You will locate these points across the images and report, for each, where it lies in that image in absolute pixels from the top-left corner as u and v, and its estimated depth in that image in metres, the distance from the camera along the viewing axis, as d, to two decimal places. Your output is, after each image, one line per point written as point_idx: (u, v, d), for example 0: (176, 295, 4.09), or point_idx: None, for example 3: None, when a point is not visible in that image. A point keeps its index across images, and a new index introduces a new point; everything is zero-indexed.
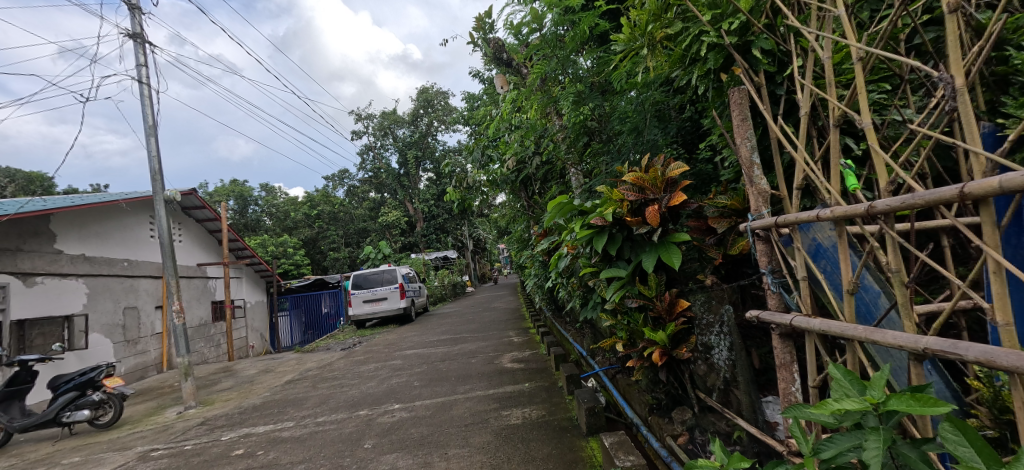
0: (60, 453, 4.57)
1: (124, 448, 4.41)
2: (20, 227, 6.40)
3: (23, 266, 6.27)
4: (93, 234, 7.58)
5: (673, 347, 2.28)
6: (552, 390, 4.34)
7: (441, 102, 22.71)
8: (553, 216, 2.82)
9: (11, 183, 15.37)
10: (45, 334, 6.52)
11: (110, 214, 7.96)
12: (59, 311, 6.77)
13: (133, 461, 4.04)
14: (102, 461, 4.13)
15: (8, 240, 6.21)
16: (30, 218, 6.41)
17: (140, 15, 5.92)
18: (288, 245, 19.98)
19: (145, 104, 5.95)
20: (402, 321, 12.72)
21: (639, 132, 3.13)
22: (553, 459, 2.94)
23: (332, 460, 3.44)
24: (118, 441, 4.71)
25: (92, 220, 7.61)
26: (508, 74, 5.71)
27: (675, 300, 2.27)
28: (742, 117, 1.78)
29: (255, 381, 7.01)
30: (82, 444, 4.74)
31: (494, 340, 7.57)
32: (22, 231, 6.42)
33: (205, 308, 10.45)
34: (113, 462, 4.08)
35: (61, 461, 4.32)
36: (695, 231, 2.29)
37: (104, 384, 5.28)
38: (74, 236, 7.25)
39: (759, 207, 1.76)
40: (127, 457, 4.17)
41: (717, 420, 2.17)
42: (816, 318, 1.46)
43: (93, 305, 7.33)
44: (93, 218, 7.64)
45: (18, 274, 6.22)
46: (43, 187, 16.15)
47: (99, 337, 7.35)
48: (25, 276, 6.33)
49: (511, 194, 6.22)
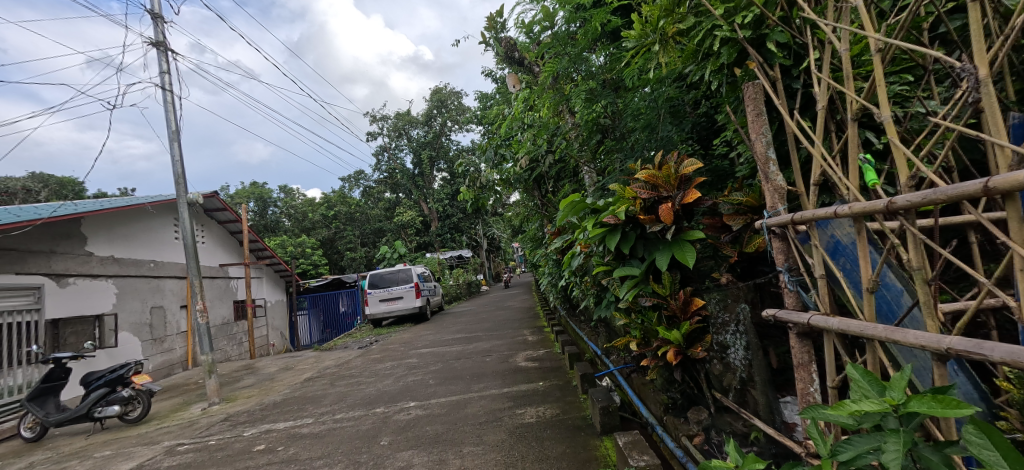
0: (92, 447, 4.73)
1: (152, 443, 4.55)
2: (52, 230, 6.58)
3: (55, 267, 6.49)
4: (120, 236, 7.79)
5: (687, 346, 2.26)
6: (566, 389, 4.31)
7: (454, 103, 22.91)
8: (564, 215, 2.80)
9: (45, 188, 16.07)
10: (78, 332, 6.78)
11: (136, 217, 8.18)
12: (91, 310, 6.99)
13: (161, 455, 4.16)
14: (132, 455, 4.26)
15: (41, 242, 6.42)
16: (63, 220, 6.61)
17: (163, 23, 6.08)
18: (306, 246, 20.22)
19: (168, 110, 6.12)
20: (417, 320, 12.83)
21: (652, 128, 3.07)
22: (567, 458, 2.93)
23: (349, 456, 3.49)
24: (146, 435, 4.85)
25: (120, 223, 7.82)
26: (520, 72, 5.69)
27: (689, 298, 2.26)
28: (757, 113, 1.74)
29: (275, 378, 7.13)
30: (113, 438, 4.90)
31: (507, 338, 7.59)
32: (55, 234, 6.62)
33: (227, 308, 10.69)
34: (142, 455, 4.21)
35: (93, 454, 4.47)
36: (710, 228, 2.26)
37: (133, 381, 5.44)
38: (104, 238, 7.46)
39: (774, 203, 1.71)
40: (154, 451, 4.30)
41: (733, 420, 2.14)
42: (834, 317, 1.42)
43: (121, 305, 7.55)
44: (121, 221, 7.85)
45: (51, 275, 6.43)
46: (75, 191, 16.86)
47: (129, 336, 7.59)
48: (58, 276, 6.55)
49: (523, 193, 6.20)
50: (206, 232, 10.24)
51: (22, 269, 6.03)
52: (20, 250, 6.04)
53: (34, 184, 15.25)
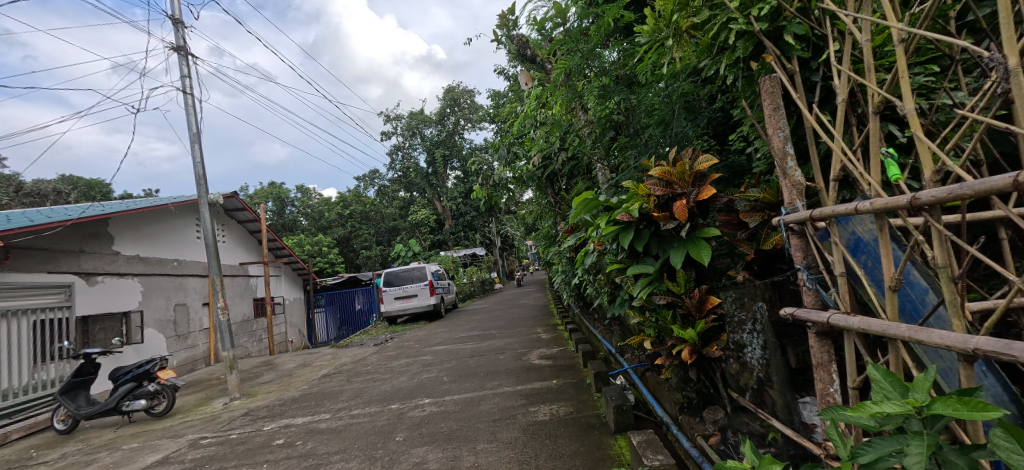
0: (120, 439, 4.86)
1: (177, 436, 4.66)
2: (82, 230, 6.77)
3: (85, 267, 6.67)
4: (146, 236, 7.99)
5: (702, 345, 2.22)
6: (580, 387, 4.30)
7: (467, 101, 22.95)
8: (577, 212, 2.76)
9: (74, 190, 16.57)
10: (106, 328, 6.99)
11: (160, 218, 8.38)
12: (118, 308, 7.18)
13: (185, 448, 4.26)
14: (157, 447, 4.37)
15: (72, 242, 6.60)
16: (92, 221, 6.79)
17: (183, 28, 6.20)
18: (322, 244, 20.36)
19: (189, 113, 6.25)
20: (431, 317, 12.92)
21: (667, 124, 3.04)
22: (580, 456, 2.92)
23: (365, 452, 3.52)
24: (170, 429, 4.97)
25: (145, 223, 8.02)
26: (532, 70, 5.67)
27: (705, 296, 2.21)
28: (774, 107, 1.71)
29: (293, 375, 7.24)
30: (139, 431, 5.03)
31: (521, 336, 7.59)
32: (84, 234, 6.80)
33: (248, 305, 10.89)
34: (167, 448, 4.31)
35: (121, 446, 4.60)
36: (725, 225, 2.22)
37: (158, 376, 5.55)
38: (130, 237, 7.66)
39: (792, 200, 1.67)
40: (179, 444, 4.40)
41: (750, 420, 2.10)
42: (854, 316, 1.38)
43: (147, 303, 7.74)
44: (146, 221, 8.04)
45: (80, 274, 6.62)
46: (102, 193, 17.35)
47: (154, 332, 7.79)
48: (87, 275, 6.73)
49: (536, 191, 6.19)
50: (226, 231, 10.44)
51: (54, 268, 6.21)
52: (52, 250, 6.23)
53: (64, 186, 15.75)
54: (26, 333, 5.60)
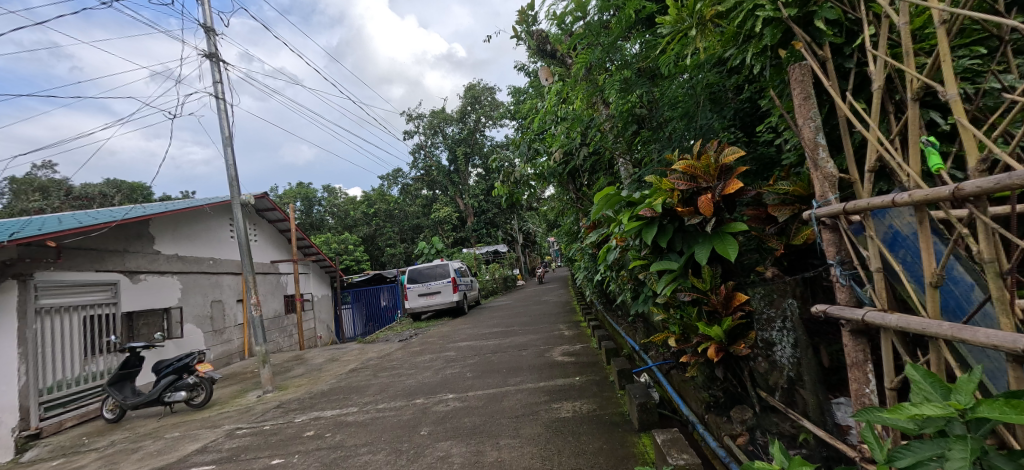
0: (163, 428, 5.08)
1: (214, 426, 4.84)
2: (126, 230, 7.04)
3: (129, 265, 6.93)
4: (184, 236, 8.29)
5: (729, 343, 2.16)
6: (604, 384, 4.26)
7: (488, 99, 22.98)
8: (599, 208, 2.73)
9: (117, 193, 17.36)
10: (149, 323, 7.25)
11: (197, 218, 8.69)
12: (160, 304, 7.48)
13: (222, 438, 4.41)
14: (197, 436, 4.55)
15: (117, 242, 6.87)
16: (135, 222, 7.07)
17: (215, 35, 6.38)
18: (348, 243, 20.65)
19: (221, 117, 6.44)
20: (455, 313, 13.03)
21: (691, 117, 2.97)
22: (603, 454, 2.89)
23: (391, 445, 3.57)
24: (208, 419, 5.16)
25: (184, 223, 8.33)
26: (552, 65, 5.62)
27: (731, 293, 2.16)
28: (805, 96, 1.64)
29: (322, 369, 7.41)
30: (180, 421, 5.25)
31: (544, 333, 7.57)
32: (127, 235, 7.06)
33: (279, 302, 11.20)
34: (205, 437, 4.48)
35: (164, 434, 4.81)
36: (753, 220, 2.13)
37: (197, 369, 5.77)
38: (169, 237, 7.96)
39: (824, 192, 1.60)
40: (216, 434, 4.57)
41: (780, 420, 2.04)
42: (891, 314, 1.32)
43: (185, 299, 8.04)
44: (184, 221, 8.34)
45: (125, 272, 6.89)
46: (144, 196, 18.16)
47: (193, 327, 8.10)
48: (131, 273, 7.00)
49: (558, 187, 6.15)
50: (258, 231, 10.75)
51: (101, 266, 6.49)
52: (99, 250, 6.50)
53: (108, 189, 16.52)
54: (76, 327, 5.91)
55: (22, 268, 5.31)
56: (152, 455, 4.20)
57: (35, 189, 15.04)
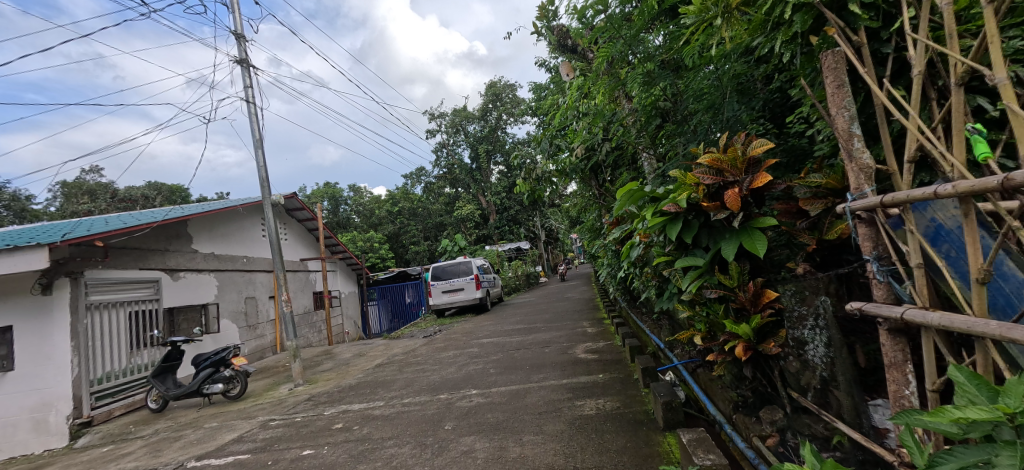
0: (203, 418, 5.28)
1: (250, 417, 5.00)
2: (166, 231, 7.30)
3: (170, 263, 7.21)
4: (220, 235, 8.58)
5: (758, 341, 2.12)
6: (628, 382, 4.21)
7: (509, 96, 22.96)
8: (621, 204, 2.68)
9: (158, 195, 18.11)
10: (189, 319, 7.62)
11: (232, 218, 8.98)
12: (199, 300, 7.76)
13: (257, 428, 4.55)
14: (234, 427, 4.71)
15: (158, 242, 7.13)
16: (175, 222, 7.33)
17: (246, 41, 6.57)
18: (374, 241, 20.99)
19: (252, 120, 6.63)
20: (478, 310, 13.10)
21: (717, 109, 2.89)
22: (627, 453, 2.85)
23: (416, 438, 3.61)
24: (244, 410, 5.34)
25: (220, 223, 8.62)
26: (573, 60, 5.56)
27: (760, 290, 2.10)
28: (838, 85, 1.56)
29: (350, 364, 7.56)
30: (218, 412, 5.44)
31: (567, 330, 7.54)
32: (168, 234, 7.33)
33: (308, 298, 11.46)
34: (241, 428, 4.63)
35: (204, 424, 5.00)
36: (784, 214, 2.08)
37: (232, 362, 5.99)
38: (207, 237, 8.24)
39: (860, 185, 1.53)
40: (252, 424, 4.71)
41: (813, 421, 1.94)
42: (933, 312, 1.25)
43: (222, 296, 8.32)
44: (221, 221, 8.64)
45: (167, 270, 7.15)
46: (183, 198, 18.94)
47: (229, 323, 8.39)
48: (172, 271, 7.27)
49: (580, 183, 6.10)
50: (288, 230, 11.03)
51: (145, 264, 6.76)
52: (142, 249, 6.74)
53: (150, 191, 17.27)
54: (122, 322, 6.18)
55: (73, 267, 5.55)
56: (192, 443, 4.37)
57: (85, 192, 16.08)
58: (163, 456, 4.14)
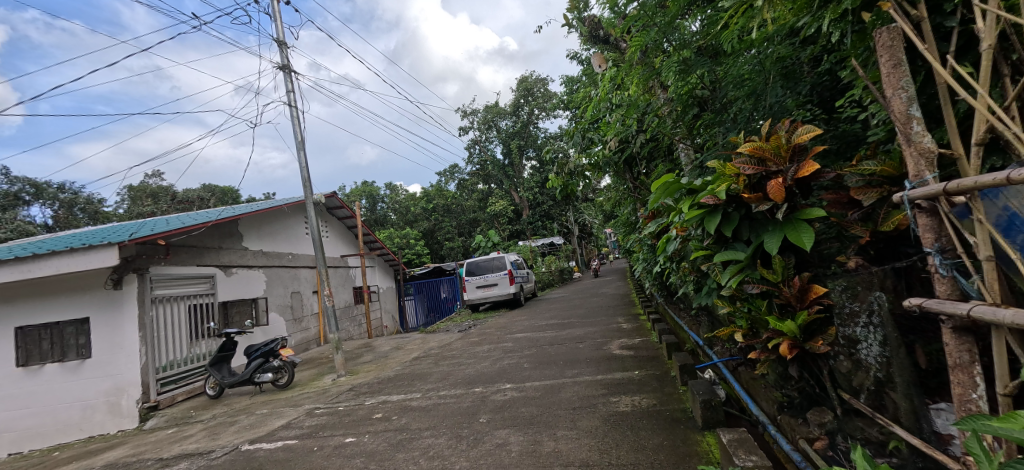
0: (254, 404, 5.54)
1: (297, 405, 5.21)
2: (220, 229, 7.66)
3: (224, 260, 7.57)
4: (267, 233, 8.95)
5: (805, 339, 2.01)
6: (664, 379, 4.10)
7: (541, 90, 22.81)
8: (657, 197, 2.60)
9: (210, 196, 19.11)
10: (241, 311, 7.94)
11: (278, 217, 9.35)
12: (250, 294, 8.12)
13: (303, 416, 4.74)
14: (282, 414, 4.91)
15: (213, 240, 7.48)
16: (228, 222, 7.68)
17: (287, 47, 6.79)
18: (410, 237, 21.37)
19: (294, 123, 6.86)
20: (512, 305, 13.14)
21: (759, 96, 2.75)
22: (663, 451, 2.78)
23: (452, 430, 3.65)
24: (292, 399, 5.57)
25: (267, 221, 8.99)
26: (606, 51, 5.45)
27: (807, 285, 1.98)
28: (893, 65, 1.46)
29: (389, 356, 7.74)
30: (268, 399, 5.70)
31: (602, 325, 7.44)
32: (222, 233, 7.68)
33: (348, 293, 11.81)
34: (289, 415, 4.83)
35: (256, 410, 5.25)
36: (833, 205, 1.96)
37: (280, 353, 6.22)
38: (256, 235, 8.60)
39: (920, 172, 1.41)
40: (298, 412, 4.91)
41: (865, 425, 1.84)
42: (1005, 309, 1.14)
43: (270, 290, 8.68)
44: (268, 220, 9.01)
45: (220, 266, 7.50)
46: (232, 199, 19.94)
47: (277, 316, 8.75)
48: (226, 267, 7.64)
49: (614, 177, 5.99)
50: (328, 227, 11.38)
51: (201, 261, 7.08)
52: (200, 247, 7.08)
53: (204, 193, 18.26)
54: (184, 313, 6.66)
55: (140, 264, 5.98)
56: (245, 428, 4.60)
57: (149, 195, 17.00)
58: (219, 439, 4.38)
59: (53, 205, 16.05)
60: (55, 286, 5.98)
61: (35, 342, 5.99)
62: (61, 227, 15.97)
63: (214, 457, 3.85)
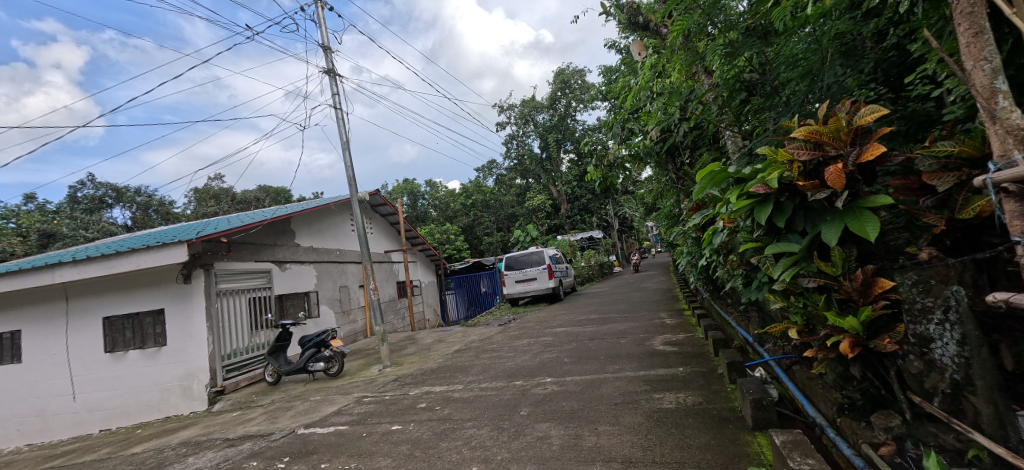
0: (308, 391, 5.80)
1: (346, 393, 5.41)
2: (274, 227, 8.00)
3: (278, 255, 7.92)
4: (317, 230, 9.30)
5: (869, 337, 1.86)
6: (711, 377, 3.96)
7: (578, 82, 22.47)
8: (702, 188, 2.48)
9: (264, 196, 20.13)
10: (295, 304, 8.29)
11: (326, 214, 9.70)
12: (302, 288, 8.48)
13: (352, 403, 4.90)
14: (333, 401, 5.11)
15: (269, 237, 7.84)
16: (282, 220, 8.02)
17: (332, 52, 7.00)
18: (449, 232, 21.67)
19: (340, 124, 7.07)
20: (551, 299, 13.09)
21: (814, 76, 2.57)
22: (711, 450, 2.67)
23: (493, 422, 3.66)
24: (342, 387, 5.79)
25: (316, 219, 9.34)
26: (645, 38, 5.27)
27: (872, 279, 1.83)
28: (974, 33, 1.34)
29: (432, 348, 7.90)
30: (321, 387, 5.95)
31: (644, 320, 7.28)
32: (276, 231, 8.02)
33: (392, 287, 12.12)
34: (339, 402, 5.02)
35: (310, 397, 5.48)
36: (901, 191, 1.80)
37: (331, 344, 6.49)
38: (306, 232, 8.96)
39: (1007, 151, 1.26)
40: (347, 400, 5.09)
41: (940, 431, 1.68)
42: None
43: (320, 284, 9.03)
44: (317, 217, 9.37)
45: (275, 261, 7.85)
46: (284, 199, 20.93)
47: (327, 308, 9.09)
48: (281, 263, 8.00)
49: (657, 168, 5.82)
50: (372, 224, 11.70)
51: (258, 257, 7.39)
52: (257, 244, 7.42)
53: (258, 193, 19.26)
54: (245, 305, 7.03)
55: (206, 260, 6.37)
56: (300, 413, 4.81)
57: (212, 196, 18.16)
58: (278, 422, 4.60)
59: (131, 207, 17.37)
60: (134, 280, 6.47)
61: (119, 330, 6.55)
62: (138, 228, 17.39)
63: (273, 439, 4.05)
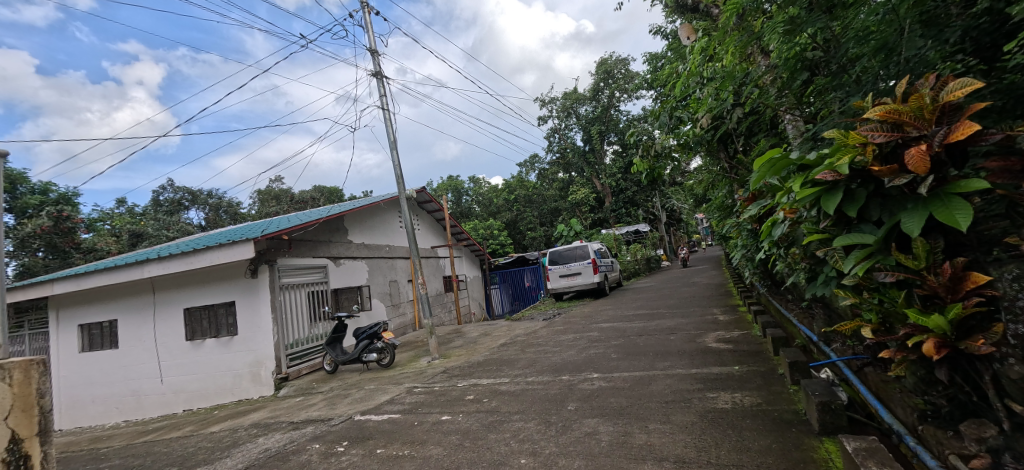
0: (363, 380, 6.01)
1: (397, 383, 5.56)
2: (329, 225, 8.31)
3: (333, 251, 8.22)
4: (368, 227, 9.61)
5: (958, 338, 1.68)
6: (769, 377, 3.74)
7: (622, 72, 21.95)
8: (760, 176, 2.31)
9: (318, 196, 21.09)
10: (349, 298, 8.62)
11: (376, 212, 10.00)
12: (355, 282, 8.80)
13: (404, 393, 5.02)
14: (386, 390, 5.27)
15: (325, 235, 8.17)
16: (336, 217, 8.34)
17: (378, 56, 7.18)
18: (493, 228, 21.80)
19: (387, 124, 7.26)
20: (597, 294, 12.91)
21: (889, 50, 2.34)
22: (773, 454, 2.52)
23: (541, 415, 3.64)
24: (394, 377, 5.97)
25: (367, 216, 9.65)
26: (693, 21, 5.03)
27: (963, 273, 1.64)
28: None
29: (478, 342, 7.98)
30: (374, 376, 6.15)
31: (694, 316, 7.01)
32: (331, 228, 8.35)
33: (438, 282, 12.35)
34: (391, 392, 5.16)
35: (365, 385, 5.68)
36: (996, 175, 1.60)
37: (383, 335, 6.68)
38: (358, 229, 9.27)
39: None
40: (399, 390, 5.22)
41: None
42: None
43: (372, 279, 9.32)
44: (368, 215, 9.69)
45: (331, 257, 8.17)
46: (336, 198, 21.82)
47: (379, 302, 9.39)
48: (336, 259, 8.33)
49: (708, 157, 5.57)
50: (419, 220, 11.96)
51: (315, 253, 7.70)
52: (314, 241, 7.75)
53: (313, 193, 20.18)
54: (304, 299, 7.37)
55: (270, 256, 6.73)
56: (356, 400, 4.98)
57: (273, 197, 19.22)
58: (337, 408, 4.80)
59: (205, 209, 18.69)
60: (207, 275, 6.95)
61: (198, 321, 7.04)
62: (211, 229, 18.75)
63: (333, 424, 4.22)
